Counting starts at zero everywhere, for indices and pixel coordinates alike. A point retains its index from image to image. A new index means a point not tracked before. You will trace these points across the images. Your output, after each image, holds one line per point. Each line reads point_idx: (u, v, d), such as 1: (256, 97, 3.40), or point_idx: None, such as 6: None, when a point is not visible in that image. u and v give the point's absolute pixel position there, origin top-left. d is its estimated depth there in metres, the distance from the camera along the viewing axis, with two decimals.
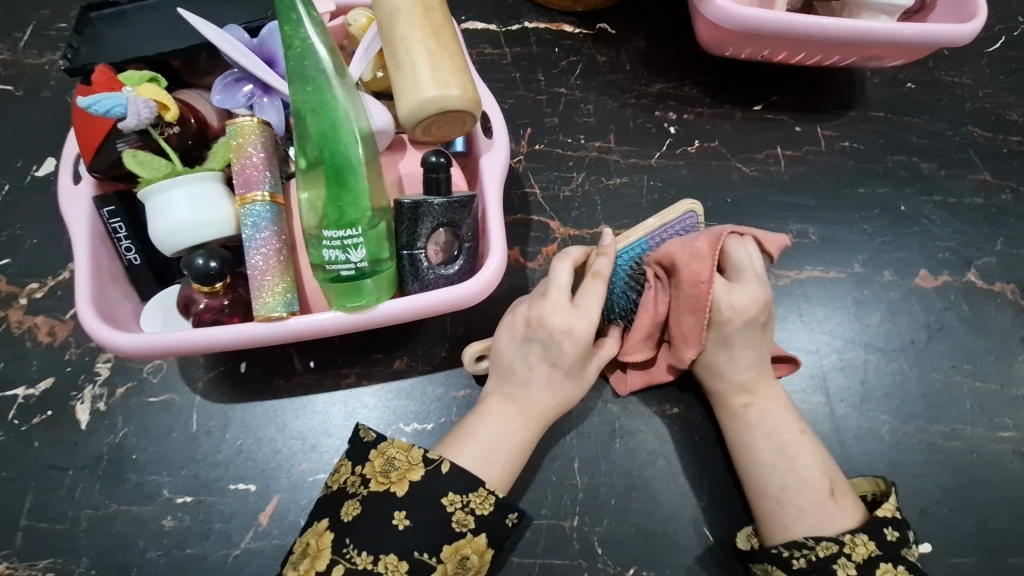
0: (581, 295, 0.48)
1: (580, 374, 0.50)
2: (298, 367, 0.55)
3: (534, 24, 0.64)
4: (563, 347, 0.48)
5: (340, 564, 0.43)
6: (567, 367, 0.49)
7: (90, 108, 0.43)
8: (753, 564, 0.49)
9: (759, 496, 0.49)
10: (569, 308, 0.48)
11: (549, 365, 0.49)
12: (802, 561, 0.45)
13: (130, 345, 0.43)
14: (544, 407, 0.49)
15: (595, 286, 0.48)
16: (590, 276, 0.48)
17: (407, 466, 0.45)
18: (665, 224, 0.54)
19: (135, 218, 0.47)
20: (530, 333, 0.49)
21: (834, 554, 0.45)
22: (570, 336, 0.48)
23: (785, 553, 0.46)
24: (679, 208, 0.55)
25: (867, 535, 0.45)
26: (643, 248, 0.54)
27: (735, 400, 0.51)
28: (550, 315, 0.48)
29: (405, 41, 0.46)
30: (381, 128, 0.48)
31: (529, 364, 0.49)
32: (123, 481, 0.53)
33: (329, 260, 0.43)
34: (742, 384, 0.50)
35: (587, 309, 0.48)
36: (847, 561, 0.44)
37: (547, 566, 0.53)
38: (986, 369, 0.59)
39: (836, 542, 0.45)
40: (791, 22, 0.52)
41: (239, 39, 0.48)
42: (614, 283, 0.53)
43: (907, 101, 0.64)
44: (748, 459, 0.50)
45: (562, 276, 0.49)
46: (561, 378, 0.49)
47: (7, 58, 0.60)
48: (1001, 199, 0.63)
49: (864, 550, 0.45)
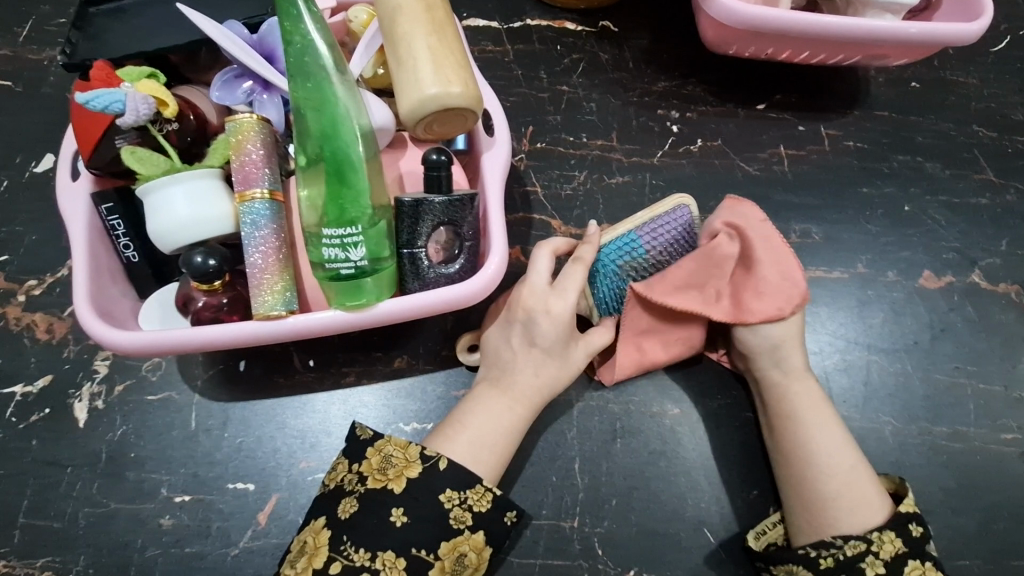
0: (562, 278, 0.49)
1: (567, 356, 0.49)
2: (297, 365, 0.55)
3: (536, 21, 0.64)
4: (542, 325, 0.48)
5: (337, 561, 0.42)
6: (547, 347, 0.48)
7: (88, 103, 0.42)
8: (771, 566, 0.48)
9: (803, 483, 0.48)
10: (547, 290, 0.48)
11: (528, 346, 0.49)
12: (828, 560, 0.45)
13: (128, 341, 0.42)
14: (530, 391, 0.49)
15: (576, 270, 0.49)
16: (572, 260, 0.50)
17: (404, 462, 0.45)
18: (654, 217, 0.53)
19: (133, 214, 0.47)
20: (511, 316, 0.50)
21: (861, 553, 0.44)
22: (548, 315, 0.48)
23: (812, 553, 0.46)
24: (668, 203, 0.53)
25: (893, 532, 0.45)
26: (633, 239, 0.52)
27: (787, 386, 0.51)
28: (527, 297, 0.49)
29: (406, 38, 0.45)
30: (381, 125, 0.48)
31: (512, 348, 0.49)
32: (122, 478, 0.53)
33: (328, 259, 0.43)
34: (793, 367, 0.51)
35: (565, 290, 0.48)
36: (874, 560, 0.44)
37: (547, 566, 0.53)
38: (990, 370, 0.58)
39: (864, 541, 0.45)
40: (799, 20, 0.51)
41: (239, 35, 0.48)
42: (603, 271, 0.52)
43: (912, 101, 0.64)
44: (790, 452, 0.49)
45: (542, 263, 0.49)
46: (543, 358, 0.49)
47: (6, 53, 0.60)
48: (1007, 199, 0.62)
49: (892, 548, 0.45)
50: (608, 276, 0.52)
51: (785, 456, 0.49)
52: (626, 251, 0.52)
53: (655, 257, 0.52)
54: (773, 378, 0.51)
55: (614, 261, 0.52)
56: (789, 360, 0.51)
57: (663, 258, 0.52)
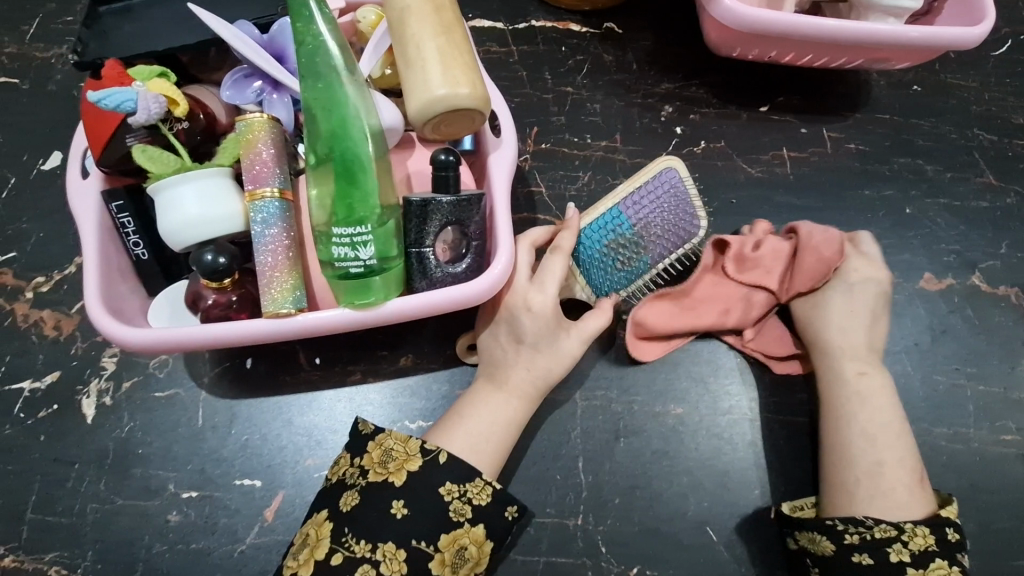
0: (542, 271, 0.50)
1: (556, 347, 0.50)
2: (304, 363, 0.55)
3: (541, 22, 0.64)
4: (525, 322, 0.49)
5: (338, 553, 0.43)
6: (533, 341, 0.49)
7: (101, 102, 0.43)
8: (796, 532, 0.49)
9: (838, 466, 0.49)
10: (528, 283, 0.49)
11: (516, 342, 0.49)
12: (854, 536, 0.46)
13: (138, 338, 0.43)
14: (525, 385, 0.49)
15: (554, 261, 0.49)
16: (551, 250, 0.50)
17: (405, 456, 0.45)
18: (637, 188, 0.53)
19: (143, 212, 0.47)
20: (496, 315, 0.50)
21: (890, 538, 0.45)
22: (529, 310, 0.48)
23: (839, 527, 0.46)
24: (653, 169, 0.53)
25: (928, 529, 0.45)
26: (616, 215, 0.53)
27: (846, 368, 0.52)
28: (508, 294, 0.49)
29: (415, 38, 0.46)
30: (390, 125, 0.48)
31: (502, 344, 0.50)
32: (129, 474, 0.53)
33: (338, 257, 0.43)
34: (853, 351, 0.52)
35: (545, 283, 0.49)
36: (902, 548, 0.45)
37: (551, 564, 0.53)
38: (989, 372, 0.59)
39: (895, 528, 0.45)
40: (801, 23, 0.52)
41: (249, 35, 0.48)
42: (588, 255, 0.54)
43: (912, 103, 0.64)
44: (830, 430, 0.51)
45: (523, 258, 0.50)
46: (533, 354, 0.49)
47: (14, 51, 0.60)
48: (1006, 202, 0.63)
49: (922, 542, 0.45)
50: (596, 257, 0.53)
51: (827, 432, 0.51)
52: (609, 228, 0.53)
53: (642, 231, 0.53)
54: (827, 357, 0.53)
55: (599, 241, 0.53)
56: (844, 342, 0.52)
57: (650, 230, 0.53)
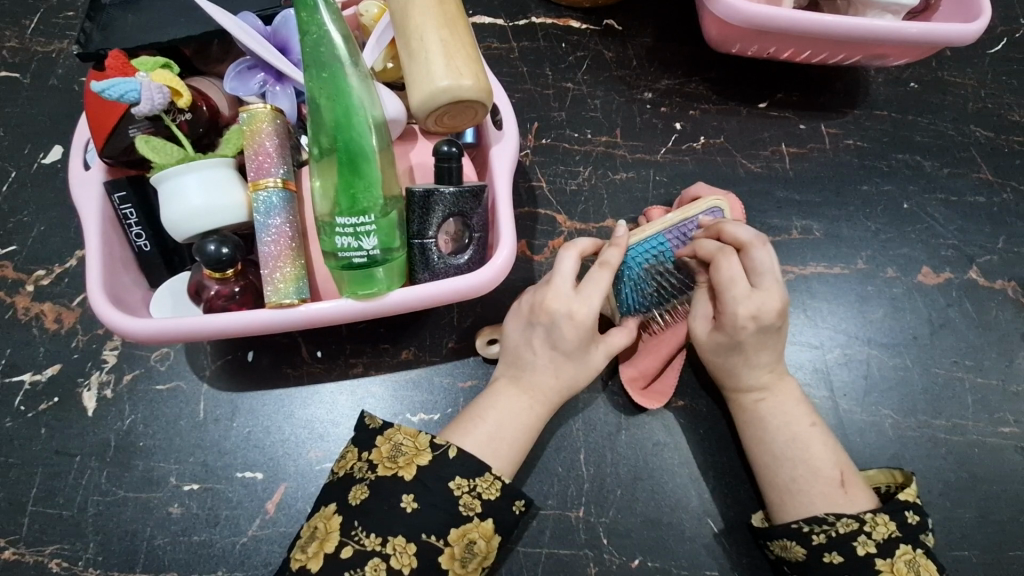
0: (587, 282, 0.48)
1: (586, 359, 0.49)
2: (305, 356, 0.55)
3: (541, 19, 0.64)
4: (564, 331, 0.47)
5: (348, 546, 0.43)
6: (568, 350, 0.48)
7: (105, 92, 0.43)
8: (769, 543, 0.48)
9: None
10: (572, 293, 0.47)
11: (550, 348, 0.48)
12: (821, 536, 0.45)
13: (143, 329, 0.43)
14: (547, 389, 0.49)
15: (602, 276, 0.47)
16: (597, 264, 0.48)
17: (415, 451, 0.45)
18: (686, 219, 0.51)
19: (146, 204, 0.47)
20: (533, 318, 0.48)
21: (854, 531, 0.44)
22: (572, 322, 0.47)
23: (805, 529, 0.46)
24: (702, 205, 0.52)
25: (888, 515, 0.45)
26: (660, 243, 0.51)
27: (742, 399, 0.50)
28: (551, 300, 0.47)
29: (418, 31, 0.46)
30: (394, 118, 0.48)
31: (534, 348, 0.49)
32: (131, 467, 0.53)
33: (341, 247, 0.43)
34: (756, 382, 0.49)
35: (590, 295, 0.47)
36: (867, 540, 0.44)
37: (553, 556, 0.53)
38: (988, 365, 0.59)
39: (857, 519, 0.44)
40: (802, 20, 0.52)
41: (253, 27, 0.48)
42: (627, 274, 0.51)
43: (910, 100, 0.65)
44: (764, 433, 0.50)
45: (567, 265, 0.48)
46: (563, 361, 0.48)
47: (14, 45, 0.60)
48: (1003, 198, 0.63)
49: (884, 529, 0.44)
50: (633, 279, 0.51)
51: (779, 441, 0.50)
52: (652, 254, 0.50)
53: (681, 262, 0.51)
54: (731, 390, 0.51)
55: (640, 263, 0.50)
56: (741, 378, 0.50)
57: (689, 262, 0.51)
